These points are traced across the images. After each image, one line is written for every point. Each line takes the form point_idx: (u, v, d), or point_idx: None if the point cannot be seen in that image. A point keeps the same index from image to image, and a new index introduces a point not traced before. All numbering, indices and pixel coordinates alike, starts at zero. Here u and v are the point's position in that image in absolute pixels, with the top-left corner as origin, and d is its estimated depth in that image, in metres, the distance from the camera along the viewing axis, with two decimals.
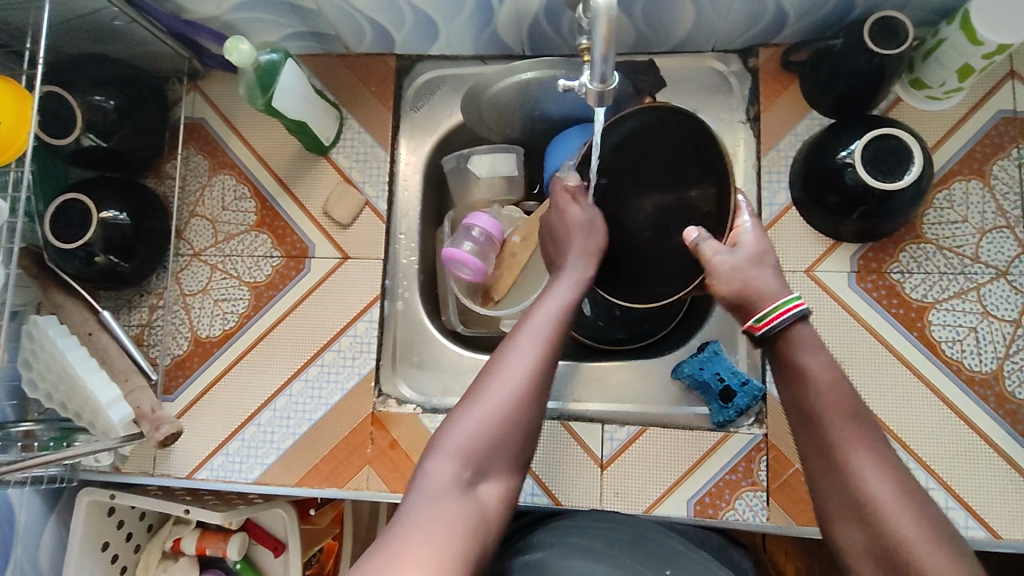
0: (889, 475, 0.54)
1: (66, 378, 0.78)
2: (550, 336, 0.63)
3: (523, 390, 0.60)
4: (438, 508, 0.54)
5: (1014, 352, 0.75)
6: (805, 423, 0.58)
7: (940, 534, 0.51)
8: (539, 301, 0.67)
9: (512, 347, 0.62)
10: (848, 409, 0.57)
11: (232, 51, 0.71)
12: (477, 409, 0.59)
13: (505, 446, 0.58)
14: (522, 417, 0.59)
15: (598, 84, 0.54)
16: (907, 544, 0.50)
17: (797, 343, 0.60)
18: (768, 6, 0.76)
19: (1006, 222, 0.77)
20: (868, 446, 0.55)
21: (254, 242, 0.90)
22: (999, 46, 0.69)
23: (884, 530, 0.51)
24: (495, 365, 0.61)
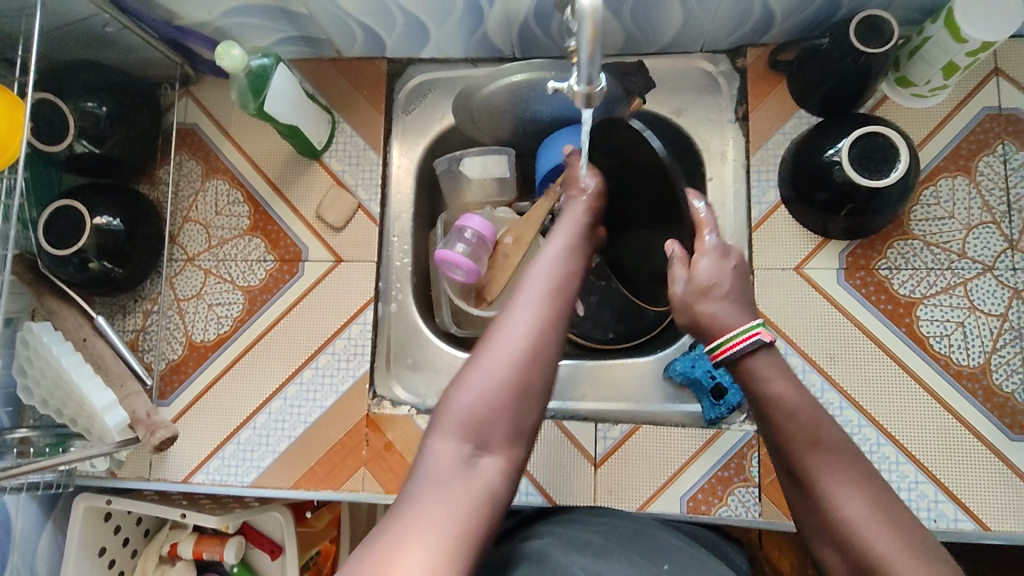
0: (862, 493, 0.53)
1: (61, 385, 0.78)
2: (549, 304, 0.62)
3: (526, 355, 0.58)
4: (443, 487, 0.52)
5: (1000, 346, 0.76)
6: (777, 446, 0.58)
7: (920, 549, 0.50)
8: (535, 273, 0.65)
9: (510, 315, 0.61)
10: (816, 429, 0.57)
11: (223, 57, 0.71)
12: (478, 375, 0.57)
13: (511, 413, 0.56)
14: (526, 383, 0.58)
15: (585, 86, 0.55)
16: (885, 560, 0.49)
17: (756, 369, 0.60)
18: (755, 6, 0.77)
19: (992, 217, 0.78)
20: (840, 462, 0.55)
21: (248, 247, 0.90)
22: (983, 44, 0.70)
23: (861, 551, 0.51)
24: (493, 334, 0.60)
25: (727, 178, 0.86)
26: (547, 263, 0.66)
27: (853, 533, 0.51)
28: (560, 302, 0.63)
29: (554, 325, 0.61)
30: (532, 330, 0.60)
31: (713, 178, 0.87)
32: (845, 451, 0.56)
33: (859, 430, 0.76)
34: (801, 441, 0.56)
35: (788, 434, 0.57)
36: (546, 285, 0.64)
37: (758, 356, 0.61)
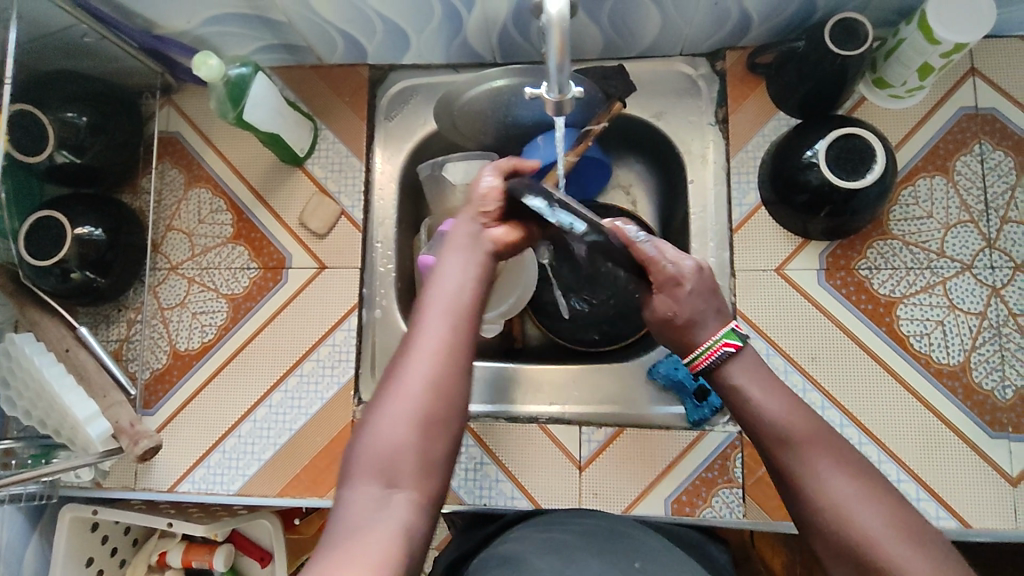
0: (851, 478, 0.51)
1: (44, 396, 0.78)
2: (451, 322, 0.57)
3: (430, 385, 0.54)
4: (362, 532, 0.48)
5: (980, 344, 0.77)
6: (758, 439, 0.56)
7: (907, 532, 0.49)
8: (435, 280, 0.60)
9: (412, 345, 0.56)
10: (796, 420, 0.55)
11: (200, 66, 0.71)
12: (381, 416, 0.53)
13: (421, 448, 0.52)
14: (434, 412, 0.53)
15: (556, 94, 0.55)
16: (872, 541, 0.49)
17: (731, 377, 0.59)
18: (732, 9, 0.77)
19: (969, 216, 0.79)
20: (822, 450, 0.53)
21: (231, 255, 0.90)
22: (956, 46, 0.70)
23: (848, 533, 0.50)
24: (395, 369, 0.55)
25: (708, 180, 0.86)
26: (450, 276, 0.60)
27: (843, 523, 0.50)
28: (465, 316, 0.58)
29: (458, 343, 0.56)
30: (433, 357, 0.55)
31: (694, 181, 0.87)
32: (827, 437, 0.54)
33: (841, 429, 0.76)
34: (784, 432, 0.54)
35: (769, 428, 0.55)
36: (448, 302, 0.58)
37: (730, 364, 0.59)
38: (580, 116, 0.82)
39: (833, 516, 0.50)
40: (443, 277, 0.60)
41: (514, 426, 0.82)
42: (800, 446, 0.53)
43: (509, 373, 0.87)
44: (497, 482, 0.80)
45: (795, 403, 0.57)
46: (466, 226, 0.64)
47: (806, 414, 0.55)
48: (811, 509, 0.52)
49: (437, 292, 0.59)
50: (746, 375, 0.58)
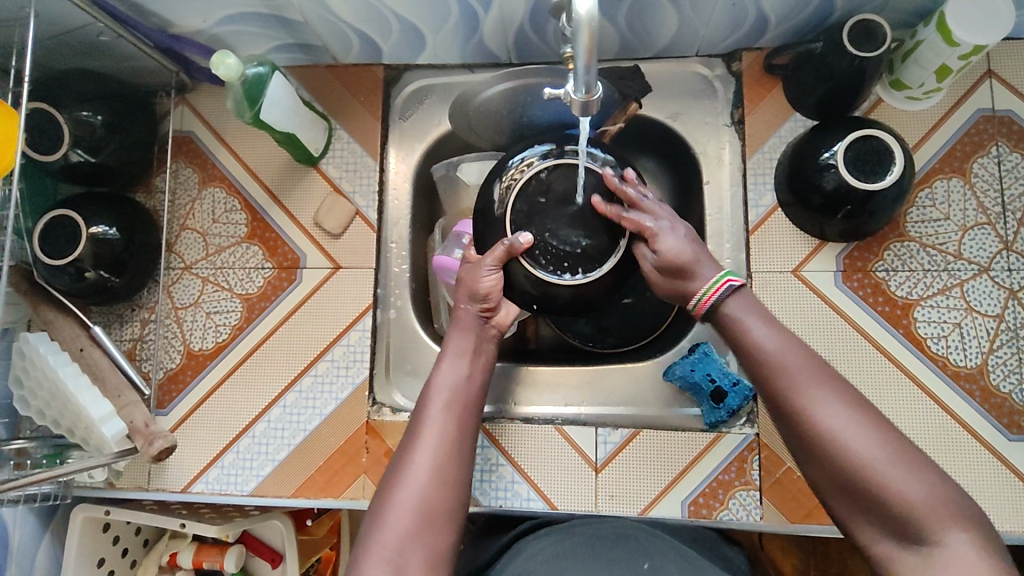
0: (847, 410, 0.56)
1: (58, 396, 0.77)
2: (445, 429, 0.66)
3: (431, 483, 0.62)
4: None
5: (998, 346, 0.77)
6: (756, 376, 0.61)
7: (900, 456, 0.54)
8: (431, 389, 0.69)
9: (415, 447, 0.64)
10: (790, 359, 0.59)
11: (218, 66, 0.71)
12: (389, 514, 0.60)
13: (424, 541, 0.59)
14: (433, 508, 0.61)
15: (583, 94, 0.55)
16: (870, 468, 0.54)
17: (734, 313, 0.63)
18: (749, 10, 0.77)
19: (986, 218, 0.79)
20: (817, 386, 0.57)
21: (246, 254, 0.90)
22: (975, 47, 0.70)
23: (848, 465, 0.54)
24: (397, 473, 0.63)
25: (724, 181, 0.86)
26: (445, 383, 0.69)
27: (840, 454, 0.55)
28: (457, 424, 0.67)
29: (453, 448, 0.65)
30: (432, 462, 0.63)
31: (709, 182, 0.87)
32: (820, 373, 0.58)
33: None
34: (780, 370, 0.59)
35: (767, 368, 0.60)
36: (443, 412, 0.67)
37: (731, 302, 0.64)
38: (596, 117, 0.84)
39: (831, 448, 0.55)
40: (437, 387, 0.69)
41: (529, 427, 0.82)
42: (797, 383, 0.58)
43: (525, 374, 0.87)
44: (512, 483, 0.80)
45: (790, 339, 0.61)
46: (461, 341, 0.72)
47: (799, 350, 0.59)
48: (809, 443, 0.57)
49: (432, 401, 0.68)
50: (745, 318, 0.63)
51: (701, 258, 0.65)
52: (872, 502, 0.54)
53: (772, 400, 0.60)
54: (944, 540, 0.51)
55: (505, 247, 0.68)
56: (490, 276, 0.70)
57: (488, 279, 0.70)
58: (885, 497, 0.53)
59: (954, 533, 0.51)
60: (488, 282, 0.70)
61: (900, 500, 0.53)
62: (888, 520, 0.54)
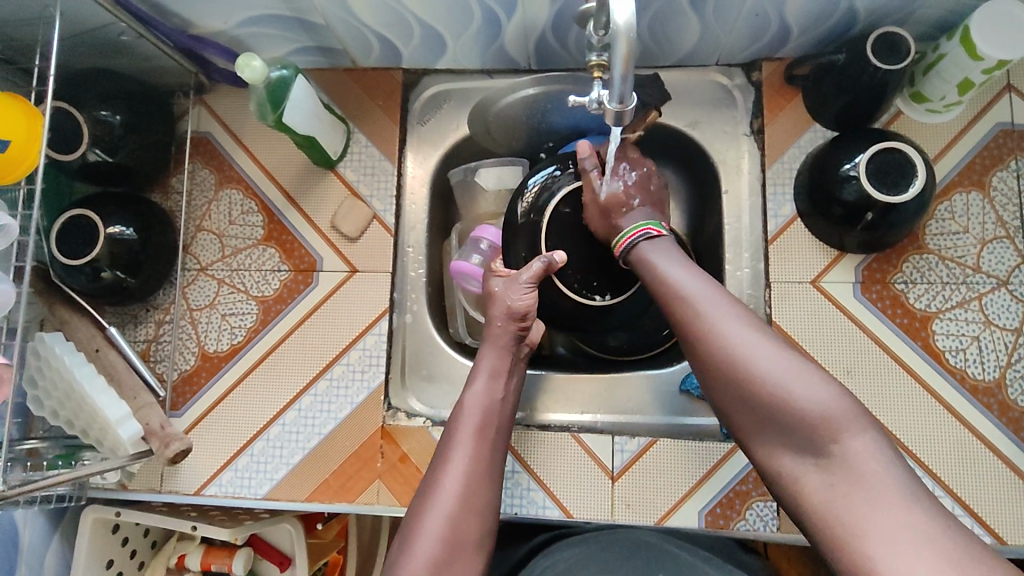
0: (745, 328, 0.57)
1: (73, 396, 0.77)
2: (475, 452, 0.67)
3: (460, 510, 0.63)
4: None
5: (1016, 360, 0.77)
6: (665, 306, 0.62)
7: (795, 368, 0.55)
8: (461, 412, 0.70)
9: (443, 470, 0.65)
10: (695, 283, 0.61)
11: (243, 68, 0.71)
12: (420, 533, 0.61)
13: (455, 565, 0.60)
14: (459, 536, 0.62)
15: (617, 104, 0.55)
16: (764, 379, 0.54)
17: (649, 249, 0.67)
18: (772, 21, 0.77)
19: (1006, 232, 0.79)
20: (717, 308, 0.59)
21: (262, 256, 0.89)
22: (998, 62, 0.70)
23: (746, 380, 0.55)
24: (428, 492, 0.64)
25: (742, 191, 0.87)
26: (474, 405, 0.70)
27: (738, 366, 0.56)
28: (487, 448, 0.68)
29: (483, 472, 0.66)
30: (462, 482, 0.64)
31: (728, 191, 0.87)
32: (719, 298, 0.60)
33: None
34: (683, 294, 0.61)
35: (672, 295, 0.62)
36: (474, 434, 0.68)
37: (649, 245, 0.68)
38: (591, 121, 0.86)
39: (731, 362, 0.56)
40: (469, 408, 0.70)
41: (547, 435, 0.82)
42: (696, 303, 0.59)
43: (543, 381, 0.87)
44: (529, 490, 0.80)
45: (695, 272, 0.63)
46: (496, 361, 0.74)
47: (706, 279, 0.62)
48: (709, 362, 0.58)
49: (464, 423, 0.69)
50: (660, 257, 0.66)
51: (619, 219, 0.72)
52: (774, 416, 0.54)
53: (677, 327, 0.61)
54: (845, 450, 0.51)
55: (544, 263, 0.74)
56: (528, 293, 0.74)
57: (525, 297, 0.74)
58: (785, 407, 0.53)
59: (851, 443, 0.51)
60: (526, 299, 0.74)
61: (799, 409, 0.53)
62: (789, 433, 0.54)
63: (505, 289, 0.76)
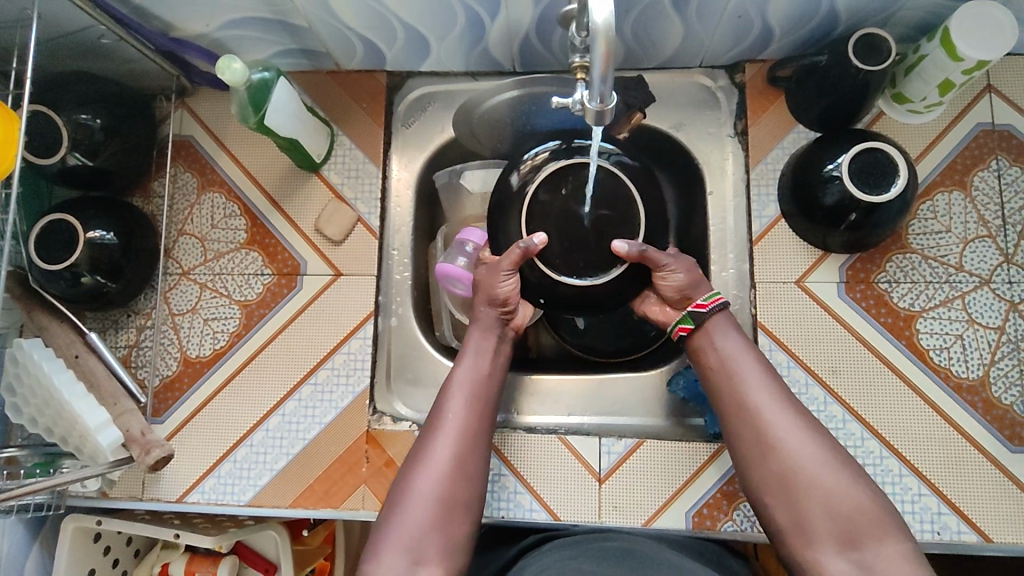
0: (798, 420, 0.65)
1: (51, 404, 0.75)
2: (466, 421, 0.69)
3: (450, 476, 0.65)
4: None
5: (999, 358, 0.77)
6: (723, 387, 0.69)
7: (840, 465, 0.62)
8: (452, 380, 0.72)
9: (433, 436, 0.68)
10: (755, 374, 0.68)
11: (224, 71, 0.70)
12: (412, 501, 0.63)
13: (445, 530, 0.63)
14: (450, 499, 0.64)
15: (597, 104, 0.55)
16: (813, 471, 0.62)
17: (722, 321, 0.71)
18: (754, 23, 0.78)
19: (987, 231, 0.79)
20: (773, 399, 0.66)
21: (245, 260, 0.89)
22: (978, 63, 0.70)
23: (795, 467, 0.63)
24: (420, 456, 0.67)
25: (727, 192, 0.87)
26: (466, 375, 0.72)
27: (789, 452, 0.63)
28: (475, 419, 0.69)
29: (472, 438, 0.68)
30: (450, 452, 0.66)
31: (712, 193, 0.88)
32: (777, 388, 0.67)
33: (862, 443, 0.77)
34: (745, 385, 0.67)
35: (734, 383, 0.68)
36: (463, 407, 0.69)
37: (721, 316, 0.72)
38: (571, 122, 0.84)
39: (783, 450, 0.64)
40: (460, 378, 0.71)
41: (534, 437, 0.81)
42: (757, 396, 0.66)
43: (530, 383, 0.87)
44: (515, 493, 0.79)
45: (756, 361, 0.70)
46: (481, 341, 0.75)
47: (764, 370, 0.69)
48: (761, 445, 0.65)
49: (452, 396, 0.70)
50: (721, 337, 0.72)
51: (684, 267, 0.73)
52: (815, 507, 0.61)
53: (731, 407, 0.68)
54: (878, 547, 0.58)
55: (524, 250, 0.71)
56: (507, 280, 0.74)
57: (505, 283, 0.74)
58: (827, 498, 0.61)
59: (884, 542, 0.58)
60: (506, 286, 0.74)
61: (839, 502, 0.60)
62: (825, 522, 0.60)
63: (489, 275, 0.75)
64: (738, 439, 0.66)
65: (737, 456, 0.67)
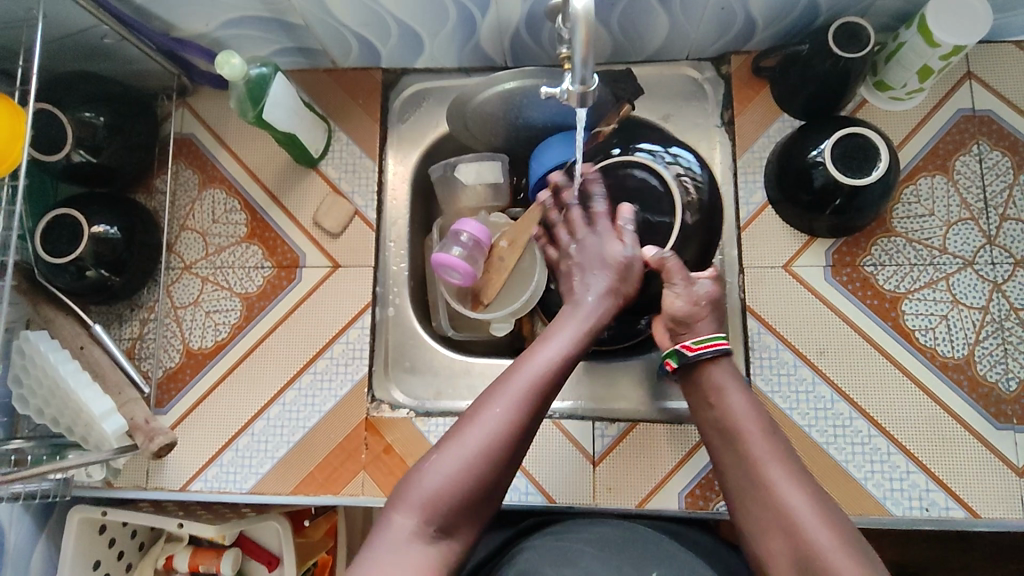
0: (804, 489, 0.58)
1: (57, 393, 0.77)
2: (543, 385, 0.63)
3: (507, 436, 0.60)
4: (400, 558, 0.55)
5: (984, 337, 0.79)
6: (723, 449, 0.64)
7: (850, 542, 0.55)
8: (541, 340, 0.67)
9: (504, 386, 0.63)
10: (756, 437, 0.62)
11: (223, 66, 0.72)
12: (462, 445, 0.59)
13: (483, 488, 0.59)
14: (501, 455, 0.60)
15: (579, 86, 0.59)
16: (819, 548, 0.54)
17: (715, 377, 0.67)
18: (737, 15, 0.80)
19: (970, 214, 0.81)
20: (776, 467, 0.60)
21: (246, 254, 0.91)
22: (954, 48, 0.73)
23: (800, 541, 0.55)
24: (487, 401, 0.62)
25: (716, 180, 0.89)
26: (555, 343, 0.66)
27: (791, 527, 0.56)
28: (552, 385, 0.64)
29: (543, 404, 0.63)
30: (509, 426, 0.60)
31: None
32: (780, 451, 0.61)
33: (850, 422, 0.78)
34: (746, 452, 0.62)
35: (735, 450, 0.63)
36: (544, 367, 0.64)
37: (720, 366, 0.67)
38: (591, 119, 0.87)
39: (786, 524, 0.57)
40: (550, 342, 0.66)
41: None
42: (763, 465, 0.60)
43: None
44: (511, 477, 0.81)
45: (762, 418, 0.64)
46: (581, 310, 0.70)
47: (769, 431, 0.63)
48: (763, 518, 0.58)
49: (536, 355, 0.65)
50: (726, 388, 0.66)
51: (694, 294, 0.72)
52: None
53: (731, 472, 0.62)
54: None
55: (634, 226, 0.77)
56: (636, 256, 0.74)
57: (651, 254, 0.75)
58: None
59: None
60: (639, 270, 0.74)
61: None
62: None
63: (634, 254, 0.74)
64: (741, 515, 0.60)
65: (743, 532, 0.60)
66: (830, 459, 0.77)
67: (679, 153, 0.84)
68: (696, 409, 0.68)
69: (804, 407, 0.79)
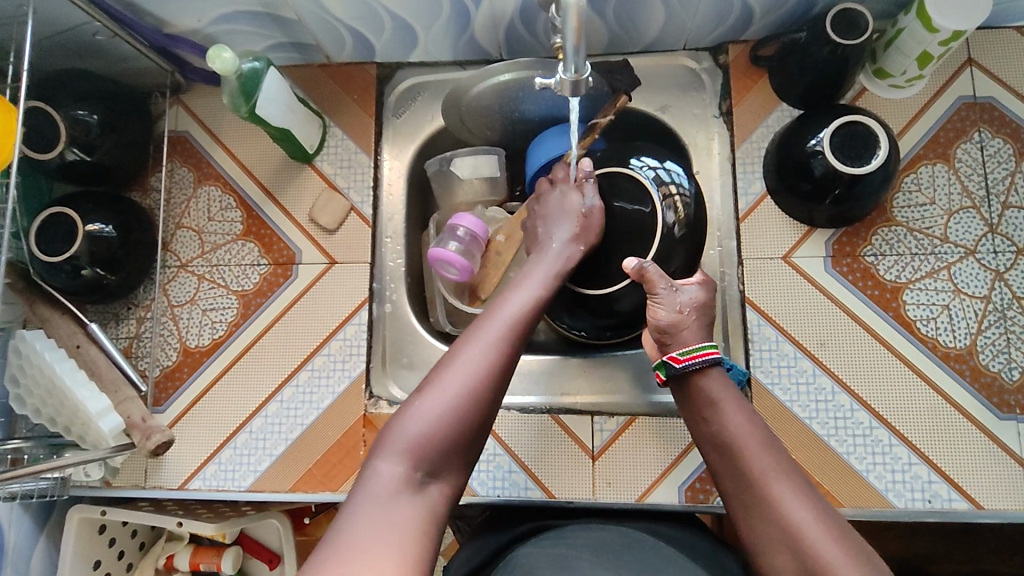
0: (807, 503, 0.57)
1: (54, 393, 0.77)
2: (512, 330, 0.62)
3: (483, 374, 0.58)
4: (387, 511, 0.51)
5: (986, 326, 0.78)
6: (723, 462, 0.63)
7: (858, 551, 0.54)
8: (508, 294, 0.66)
9: (473, 333, 0.61)
10: (756, 449, 0.61)
11: (214, 60, 0.72)
12: (438, 389, 0.57)
13: (462, 433, 0.57)
14: (479, 395, 0.58)
15: (572, 74, 0.59)
16: (827, 561, 0.53)
17: (709, 390, 0.65)
18: (733, 5, 0.79)
19: (971, 202, 0.80)
20: (778, 481, 0.59)
21: (241, 251, 0.90)
22: (953, 34, 0.72)
23: (808, 555, 0.54)
24: (459, 348, 0.60)
25: (713, 171, 0.89)
26: (521, 295, 0.66)
27: (798, 541, 0.55)
28: (521, 333, 0.63)
29: (514, 348, 0.62)
30: (488, 370, 0.59)
31: (699, 172, 0.89)
32: (783, 465, 0.60)
33: (851, 414, 0.77)
34: (746, 469, 0.60)
35: (734, 465, 0.62)
36: (512, 313, 0.63)
37: (714, 376, 0.66)
38: (586, 110, 0.88)
39: (793, 539, 0.56)
40: (516, 295, 0.66)
41: (527, 419, 0.82)
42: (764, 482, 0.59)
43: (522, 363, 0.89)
44: (510, 472, 0.80)
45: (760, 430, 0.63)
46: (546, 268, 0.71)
47: (768, 442, 0.62)
48: (770, 533, 0.57)
49: (502, 305, 0.64)
50: (721, 397, 0.65)
51: (680, 302, 0.70)
52: None
53: (734, 487, 0.61)
54: None
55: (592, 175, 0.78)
56: (593, 207, 0.76)
57: (632, 262, 0.72)
58: None
59: None
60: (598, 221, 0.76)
61: None
62: None
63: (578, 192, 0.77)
64: (748, 533, 0.59)
65: (751, 547, 0.59)
66: (831, 452, 0.77)
67: (673, 168, 0.81)
68: (692, 420, 0.66)
69: (804, 400, 0.78)
